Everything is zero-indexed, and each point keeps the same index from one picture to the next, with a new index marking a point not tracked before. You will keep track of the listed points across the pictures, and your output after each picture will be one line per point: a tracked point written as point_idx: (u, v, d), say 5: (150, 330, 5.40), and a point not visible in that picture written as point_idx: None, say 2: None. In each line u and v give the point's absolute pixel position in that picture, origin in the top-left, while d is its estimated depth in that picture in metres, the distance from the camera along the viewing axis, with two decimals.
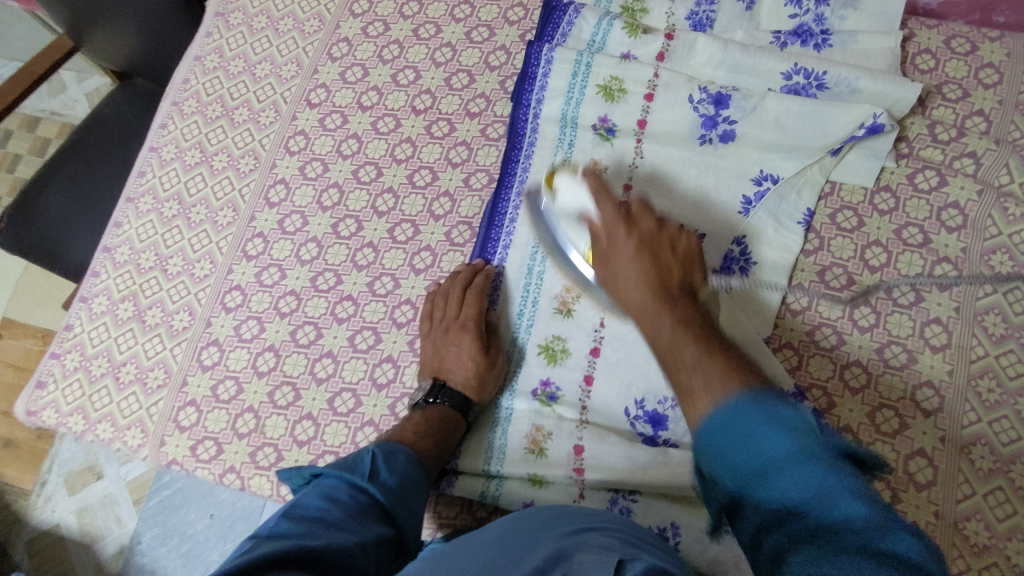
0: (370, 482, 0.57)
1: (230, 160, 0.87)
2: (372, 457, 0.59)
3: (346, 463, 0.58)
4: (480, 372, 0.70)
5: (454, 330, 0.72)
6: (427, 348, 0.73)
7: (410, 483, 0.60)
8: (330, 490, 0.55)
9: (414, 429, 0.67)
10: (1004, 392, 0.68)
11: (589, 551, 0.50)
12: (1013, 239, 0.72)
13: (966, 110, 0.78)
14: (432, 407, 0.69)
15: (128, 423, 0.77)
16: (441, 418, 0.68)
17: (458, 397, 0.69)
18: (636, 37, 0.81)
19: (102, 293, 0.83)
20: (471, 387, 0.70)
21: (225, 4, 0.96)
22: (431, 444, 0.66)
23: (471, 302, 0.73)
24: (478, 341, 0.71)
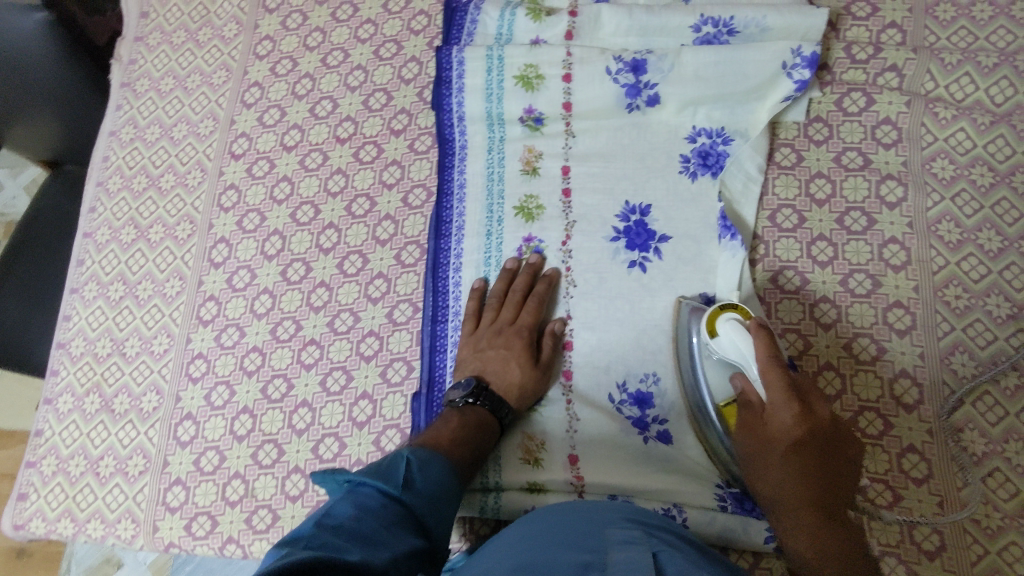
0: (404, 492, 0.52)
1: (166, 229, 0.85)
2: (406, 464, 0.55)
3: (380, 470, 0.54)
4: (524, 380, 0.68)
5: (506, 333, 0.70)
6: (469, 348, 0.71)
7: (443, 493, 0.56)
8: (363, 499, 0.50)
9: (453, 433, 0.63)
10: (971, 296, 0.68)
11: (617, 550, 0.50)
12: (950, 142, 0.72)
13: (879, 25, 0.77)
14: (474, 408, 0.66)
15: (117, 516, 0.75)
16: (480, 421, 0.65)
17: (500, 403, 0.67)
18: (541, 21, 0.80)
19: (66, 390, 0.81)
20: (514, 396, 0.68)
21: (128, 73, 0.93)
22: (466, 452, 0.62)
23: (527, 309, 0.71)
24: (530, 351, 0.69)
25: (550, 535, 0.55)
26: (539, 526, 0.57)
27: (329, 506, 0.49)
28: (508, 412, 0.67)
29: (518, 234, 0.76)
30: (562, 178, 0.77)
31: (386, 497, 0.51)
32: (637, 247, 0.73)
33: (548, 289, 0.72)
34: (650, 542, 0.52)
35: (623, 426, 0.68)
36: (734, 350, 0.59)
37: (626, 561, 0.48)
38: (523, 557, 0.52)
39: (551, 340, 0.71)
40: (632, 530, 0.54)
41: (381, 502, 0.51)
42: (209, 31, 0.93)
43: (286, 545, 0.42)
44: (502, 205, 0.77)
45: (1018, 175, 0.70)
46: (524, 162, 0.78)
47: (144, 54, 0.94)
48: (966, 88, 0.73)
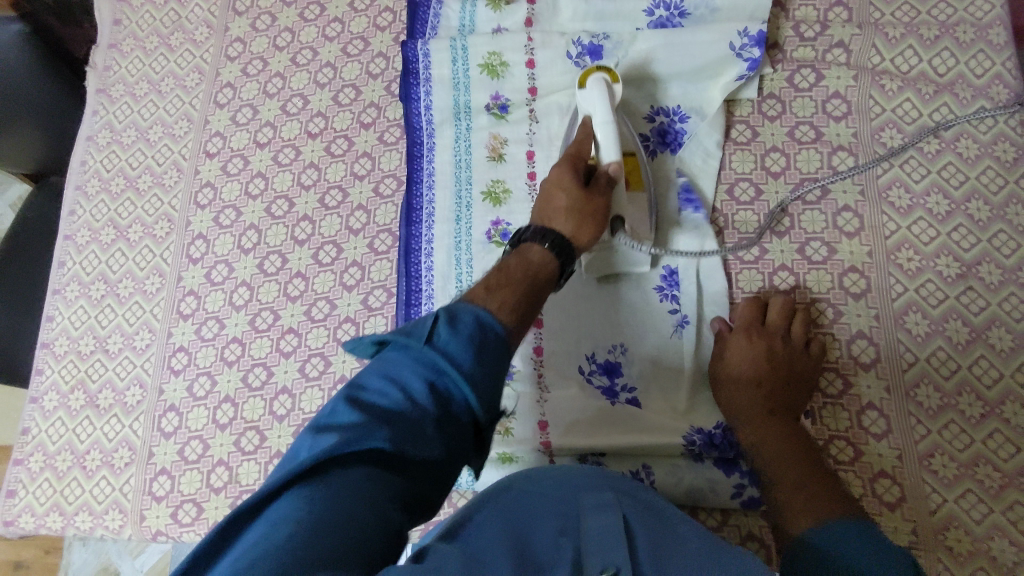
0: (431, 348, 0.47)
1: (145, 228, 0.87)
2: (437, 321, 0.49)
3: (408, 327, 0.50)
4: (576, 206, 0.64)
5: (550, 182, 0.66)
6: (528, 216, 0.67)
7: (486, 345, 0.49)
8: (393, 365, 0.48)
9: (491, 278, 0.56)
10: (922, 258, 0.70)
11: (592, 516, 0.53)
12: (897, 113, 0.75)
13: (826, 3, 0.80)
14: (529, 249, 0.60)
15: (105, 507, 0.77)
16: (535, 255, 0.60)
17: (557, 236, 0.61)
18: (501, 10, 0.83)
19: (51, 389, 0.83)
20: (566, 221, 0.63)
21: (104, 79, 0.96)
22: (508, 297, 0.54)
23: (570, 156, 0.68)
24: (578, 177, 0.65)
25: (529, 499, 0.57)
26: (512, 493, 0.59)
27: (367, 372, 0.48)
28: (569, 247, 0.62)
29: (487, 218, 0.78)
30: (527, 163, 0.79)
31: (418, 360, 0.47)
32: None
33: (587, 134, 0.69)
34: (623, 507, 0.55)
35: (592, 394, 0.70)
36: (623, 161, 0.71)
37: (600, 530, 0.51)
38: (502, 516, 0.54)
39: (605, 178, 0.66)
40: (605, 493, 0.56)
41: (412, 363, 0.47)
42: (181, 36, 0.95)
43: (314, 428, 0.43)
44: (470, 190, 0.80)
45: (962, 141, 0.73)
46: (490, 148, 0.80)
47: (118, 60, 0.96)
48: (910, 60, 0.76)
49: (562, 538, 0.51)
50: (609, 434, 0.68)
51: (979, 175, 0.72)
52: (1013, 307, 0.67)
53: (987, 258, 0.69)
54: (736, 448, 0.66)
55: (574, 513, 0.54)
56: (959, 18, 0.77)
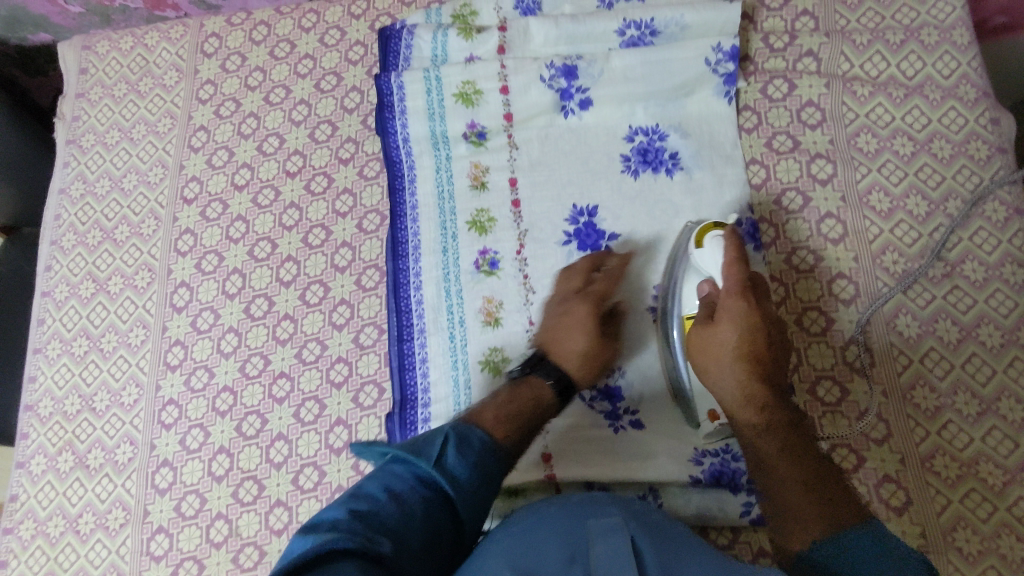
0: (435, 471, 0.54)
1: (125, 280, 0.86)
2: (445, 440, 0.55)
3: (414, 448, 0.55)
4: (597, 348, 0.68)
5: (573, 301, 0.69)
6: (550, 317, 0.71)
7: (481, 468, 0.56)
8: (394, 483, 0.52)
9: (502, 408, 0.61)
10: (907, 260, 0.71)
11: (600, 540, 0.52)
12: (871, 117, 0.76)
13: (792, 14, 0.81)
14: (535, 383, 0.65)
15: (102, 572, 0.75)
16: (535, 397, 0.64)
17: (562, 373, 0.66)
18: (473, 38, 0.83)
19: (38, 452, 0.81)
20: (577, 365, 0.67)
21: (73, 130, 0.94)
22: (509, 429, 0.60)
23: (601, 280, 0.71)
24: (599, 309, 0.69)
25: (533, 531, 0.56)
26: (518, 526, 0.57)
27: (361, 485, 0.52)
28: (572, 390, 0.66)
29: (473, 248, 0.78)
30: (509, 190, 0.79)
31: (417, 479, 0.54)
32: (589, 247, 0.76)
33: (620, 267, 0.72)
34: (631, 527, 0.54)
35: (595, 420, 0.70)
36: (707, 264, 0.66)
37: (607, 550, 0.51)
38: (501, 556, 0.52)
39: (624, 314, 0.71)
40: (614, 518, 0.56)
41: (407, 482, 0.53)
42: (150, 81, 0.94)
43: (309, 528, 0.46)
44: (454, 221, 0.79)
45: (936, 142, 0.74)
46: (471, 177, 0.80)
47: (86, 110, 0.95)
48: (879, 65, 0.78)
49: (569, 567, 0.50)
50: (615, 461, 0.68)
51: (954, 174, 0.73)
52: (999, 303, 0.69)
53: (969, 256, 0.70)
54: (744, 481, 0.66)
55: (580, 540, 0.53)
56: (923, 21, 0.78)
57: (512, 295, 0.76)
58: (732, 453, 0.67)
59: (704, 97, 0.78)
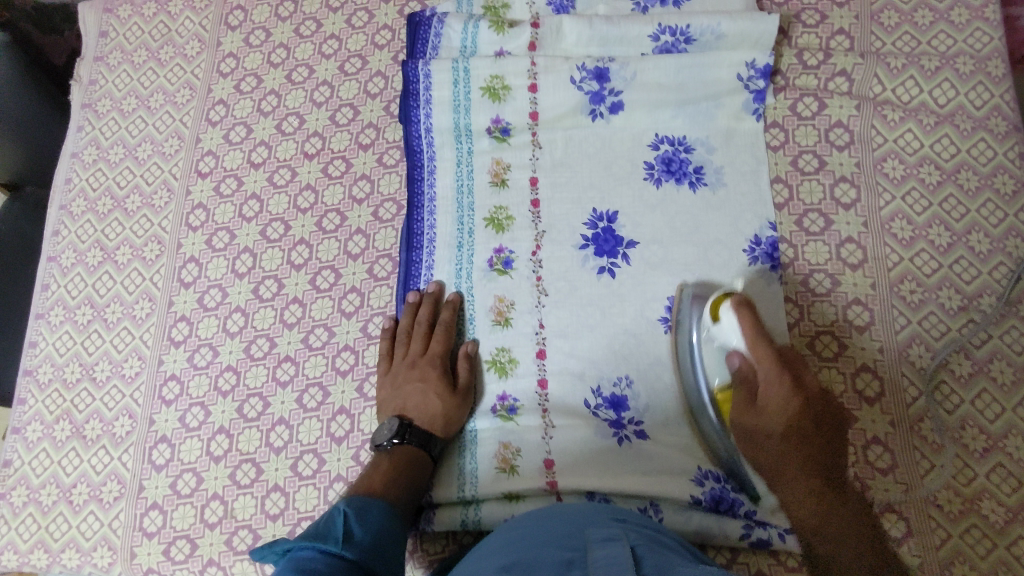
0: (348, 546, 0.55)
1: (134, 251, 0.85)
2: (343, 518, 0.57)
3: (317, 530, 0.56)
4: (446, 408, 0.70)
5: (419, 366, 0.72)
6: (386, 385, 0.72)
7: (383, 538, 0.58)
8: (308, 559, 0.52)
9: (392, 475, 0.66)
10: (925, 290, 0.71)
11: (598, 546, 0.52)
12: (899, 143, 0.75)
13: (828, 32, 0.80)
14: (401, 450, 0.67)
15: (93, 544, 0.74)
16: (409, 459, 0.67)
17: (425, 435, 0.69)
18: (504, 33, 0.82)
19: (35, 419, 0.80)
20: (438, 425, 0.69)
21: (89, 94, 0.92)
22: (401, 493, 0.65)
23: (437, 338, 0.73)
24: (441, 377, 0.71)
25: (534, 540, 0.56)
26: (521, 536, 0.57)
27: (279, 575, 0.50)
28: (437, 443, 0.69)
29: (489, 245, 0.77)
30: (530, 190, 0.78)
31: (331, 553, 0.53)
32: (605, 253, 0.75)
33: (453, 314, 0.74)
34: (630, 540, 0.53)
35: (600, 428, 0.70)
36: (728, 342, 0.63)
37: (606, 555, 0.50)
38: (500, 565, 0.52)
39: (466, 360, 0.73)
40: (614, 530, 0.55)
41: (324, 559, 0.53)
42: (171, 50, 0.92)
43: None
44: (472, 216, 0.78)
45: (962, 173, 0.74)
46: (492, 174, 0.79)
47: (104, 74, 0.93)
48: (911, 90, 0.77)
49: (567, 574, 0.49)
50: (618, 471, 0.68)
51: (979, 207, 0.72)
52: (1013, 340, 0.68)
53: (988, 290, 0.70)
54: None
55: (580, 548, 0.52)
56: (959, 49, 0.78)
57: (525, 295, 0.75)
58: (733, 482, 0.67)
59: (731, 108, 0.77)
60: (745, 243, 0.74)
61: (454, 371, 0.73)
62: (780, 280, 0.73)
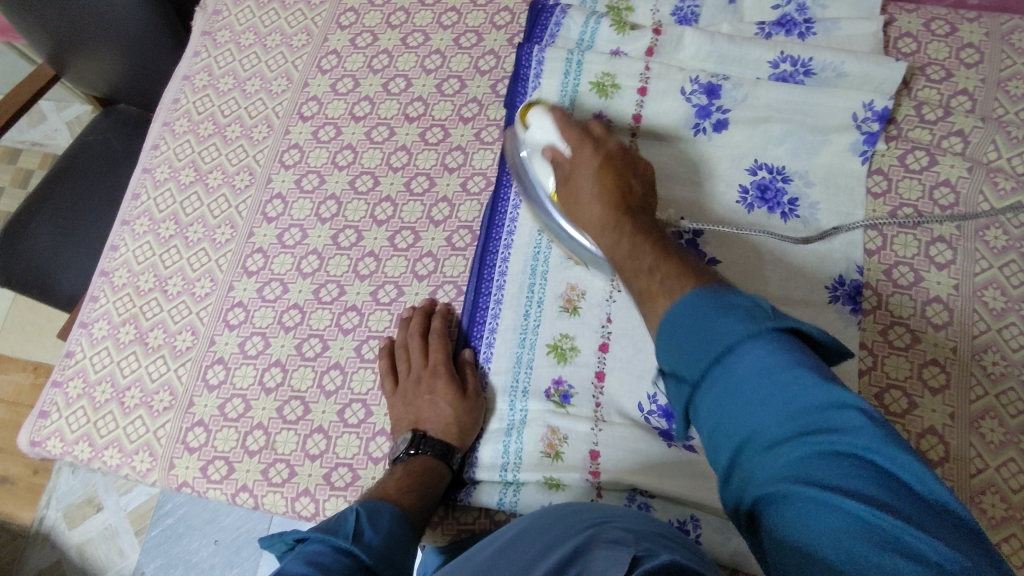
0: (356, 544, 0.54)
1: (225, 177, 0.87)
2: (356, 518, 0.56)
3: (328, 525, 0.55)
4: (458, 417, 0.70)
5: (426, 379, 0.71)
6: (397, 404, 0.72)
7: (395, 543, 0.57)
8: (313, 553, 0.51)
9: (405, 481, 0.65)
10: (1008, 364, 0.69)
11: (605, 548, 0.49)
12: (1006, 214, 0.74)
13: (950, 90, 0.79)
14: (417, 460, 0.67)
15: (135, 448, 0.76)
16: (425, 468, 0.67)
17: (441, 444, 0.68)
18: (625, 33, 0.83)
19: (102, 317, 0.82)
20: (450, 433, 0.69)
21: (211, 23, 0.96)
22: (416, 498, 0.64)
23: (436, 347, 0.73)
24: (449, 386, 0.71)
25: (542, 538, 0.54)
26: (537, 530, 0.56)
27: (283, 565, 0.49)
28: (456, 453, 0.69)
29: None
30: None
31: (336, 552, 0.52)
32: None
33: (442, 324, 0.75)
34: (640, 546, 0.50)
35: (650, 435, 0.69)
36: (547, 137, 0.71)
37: (608, 557, 0.47)
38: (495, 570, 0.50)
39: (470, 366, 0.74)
40: (628, 533, 0.53)
41: (332, 556, 0.51)
42: None
43: None
44: None
45: None
46: None
47: (229, 7, 0.97)
48: None
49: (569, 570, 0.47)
50: (662, 476, 0.67)
51: None
52: None
53: None
54: None
55: (584, 544, 0.51)
56: None
57: (596, 291, 0.75)
58: None
59: (836, 143, 0.76)
60: (828, 282, 0.73)
61: (471, 380, 0.73)
62: (858, 325, 0.71)
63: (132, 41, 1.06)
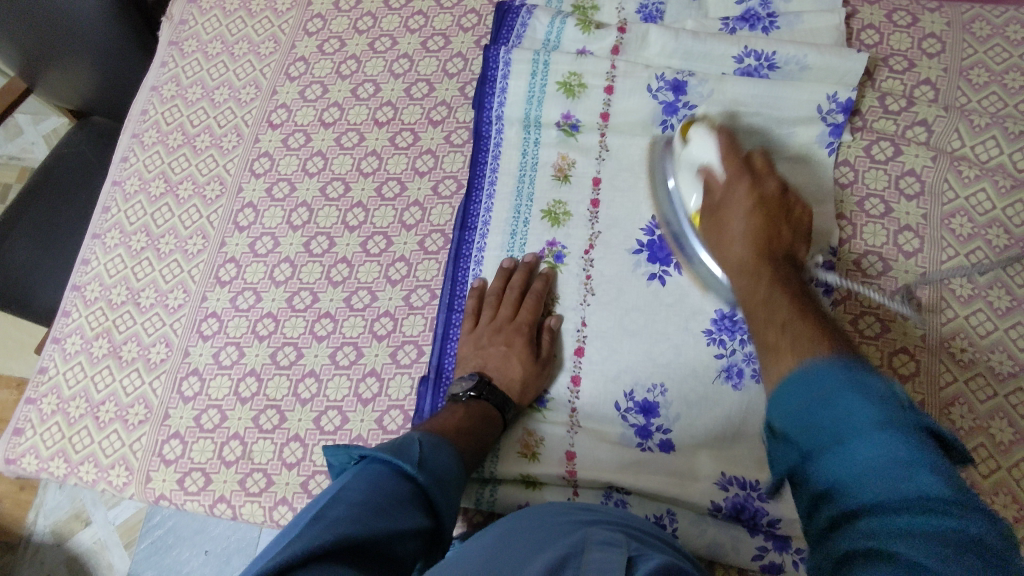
0: (420, 471, 0.54)
1: (195, 188, 0.87)
2: (420, 445, 0.57)
3: (397, 446, 0.55)
4: (525, 376, 0.70)
5: (505, 331, 0.72)
6: (469, 346, 0.73)
7: (452, 477, 0.58)
8: (377, 474, 0.52)
9: (461, 422, 0.65)
10: (976, 350, 0.70)
11: (597, 548, 0.49)
12: (970, 201, 0.74)
13: (913, 80, 0.80)
14: (479, 405, 0.67)
15: (111, 462, 0.76)
16: (484, 414, 0.67)
17: (504, 399, 0.68)
18: (590, 32, 0.83)
19: (76, 332, 0.82)
20: (514, 391, 0.69)
21: (178, 33, 0.95)
22: (471, 442, 0.64)
23: (525, 306, 0.73)
24: (525, 347, 0.71)
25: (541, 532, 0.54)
26: (531, 524, 0.56)
27: (344, 480, 0.51)
28: (511, 408, 0.69)
29: (543, 237, 0.77)
30: (591, 189, 0.79)
31: (400, 476, 0.53)
32: (658, 260, 0.75)
33: (545, 285, 0.74)
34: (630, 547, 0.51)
35: (626, 433, 0.69)
36: (701, 155, 0.69)
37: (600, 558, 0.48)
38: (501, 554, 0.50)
39: (547, 332, 0.73)
40: (615, 533, 0.53)
41: (394, 480, 0.53)
42: (263, 3, 0.95)
43: (301, 521, 0.45)
44: (529, 207, 0.79)
45: None
46: (556, 168, 0.80)
47: (196, 16, 0.96)
48: (991, 150, 0.76)
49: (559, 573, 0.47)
50: (637, 473, 0.68)
51: None
52: None
53: None
54: (763, 522, 0.65)
55: (577, 545, 0.51)
56: None
57: (572, 290, 0.75)
58: (757, 493, 0.65)
59: (806, 135, 0.77)
60: None
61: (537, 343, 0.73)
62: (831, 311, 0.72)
63: (103, 55, 1.05)
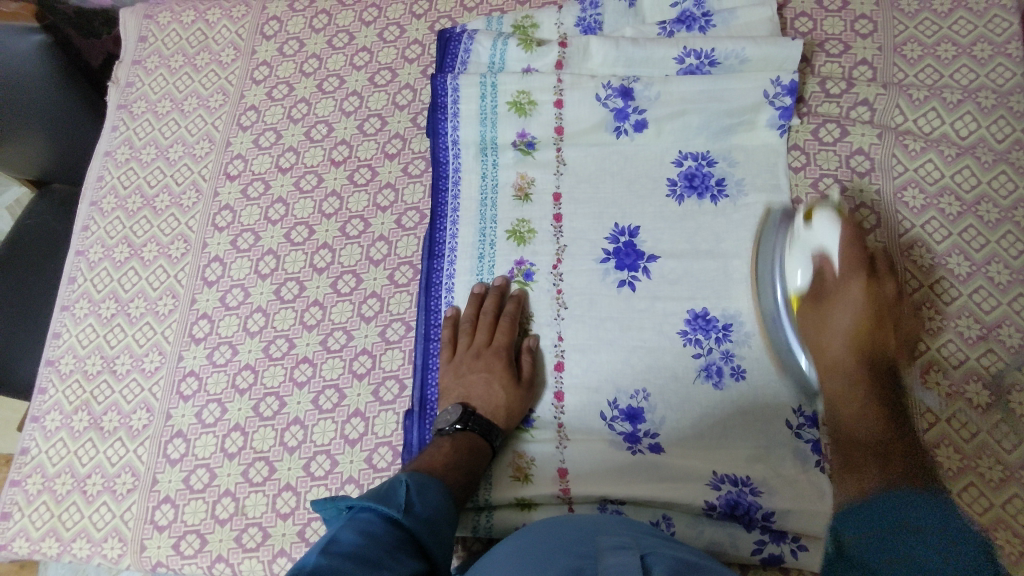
0: (409, 515, 0.55)
1: (160, 248, 0.86)
2: (406, 488, 0.57)
3: (381, 493, 0.56)
4: (508, 399, 0.70)
5: (484, 356, 0.72)
6: (450, 374, 0.73)
7: (440, 515, 0.58)
8: (365, 524, 0.52)
9: (450, 456, 0.65)
10: (943, 317, 0.71)
11: (611, 555, 0.50)
12: (919, 173, 0.76)
13: (851, 62, 0.82)
14: (466, 437, 0.67)
15: (104, 535, 0.75)
16: (472, 445, 0.67)
17: (490, 426, 0.68)
18: (532, 51, 0.84)
19: (54, 409, 0.81)
20: (499, 417, 0.69)
21: (125, 95, 0.95)
22: (459, 477, 0.64)
23: (501, 329, 0.73)
24: (507, 371, 0.71)
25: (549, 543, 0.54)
26: (539, 537, 0.55)
27: (334, 532, 0.51)
28: (497, 434, 0.69)
29: (510, 258, 0.78)
30: (553, 204, 0.80)
31: (388, 523, 0.53)
32: (626, 267, 0.76)
33: (517, 307, 0.75)
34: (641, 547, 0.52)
35: (615, 442, 0.70)
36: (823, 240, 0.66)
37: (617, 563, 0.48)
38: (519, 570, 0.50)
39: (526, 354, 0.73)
40: (624, 537, 0.54)
41: (383, 527, 0.53)
42: (207, 56, 0.96)
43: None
44: (494, 229, 0.79)
45: (983, 205, 0.74)
46: (516, 187, 0.81)
47: (141, 77, 0.96)
48: (933, 122, 0.78)
49: None
50: (630, 482, 0.68)
51: (999, 239, 0.73)
52: None
53: (1007, 321, 0.70)
54: (759, 517, 0.65)
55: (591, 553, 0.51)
56: (981, 83, 0.79)
57: (544, 307, 0.76)
58: (749, 488, 0.66)
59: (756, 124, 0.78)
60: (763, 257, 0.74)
61: (517, 364, 0.73)
62: None
63: (56, 123, 1.05)
